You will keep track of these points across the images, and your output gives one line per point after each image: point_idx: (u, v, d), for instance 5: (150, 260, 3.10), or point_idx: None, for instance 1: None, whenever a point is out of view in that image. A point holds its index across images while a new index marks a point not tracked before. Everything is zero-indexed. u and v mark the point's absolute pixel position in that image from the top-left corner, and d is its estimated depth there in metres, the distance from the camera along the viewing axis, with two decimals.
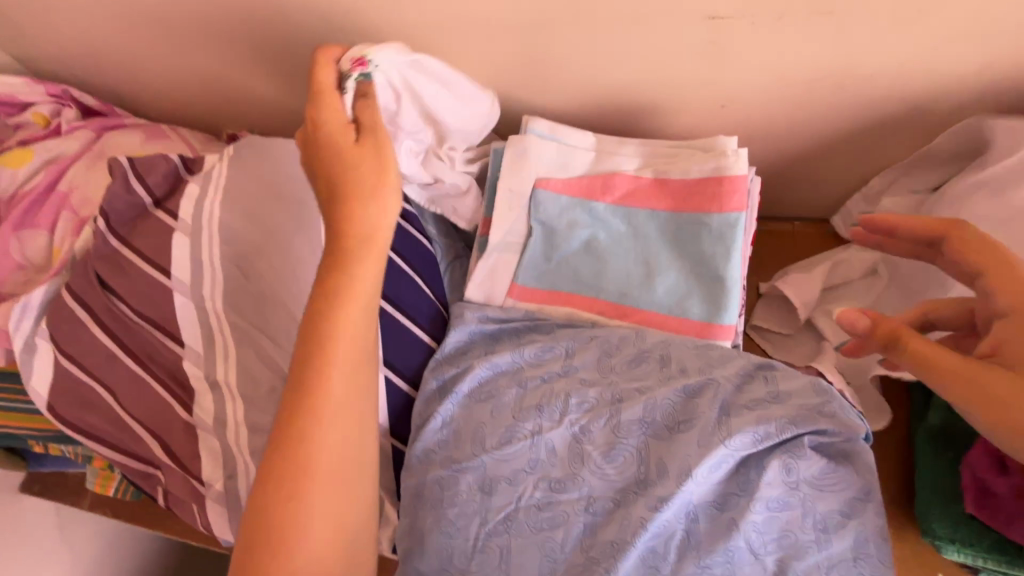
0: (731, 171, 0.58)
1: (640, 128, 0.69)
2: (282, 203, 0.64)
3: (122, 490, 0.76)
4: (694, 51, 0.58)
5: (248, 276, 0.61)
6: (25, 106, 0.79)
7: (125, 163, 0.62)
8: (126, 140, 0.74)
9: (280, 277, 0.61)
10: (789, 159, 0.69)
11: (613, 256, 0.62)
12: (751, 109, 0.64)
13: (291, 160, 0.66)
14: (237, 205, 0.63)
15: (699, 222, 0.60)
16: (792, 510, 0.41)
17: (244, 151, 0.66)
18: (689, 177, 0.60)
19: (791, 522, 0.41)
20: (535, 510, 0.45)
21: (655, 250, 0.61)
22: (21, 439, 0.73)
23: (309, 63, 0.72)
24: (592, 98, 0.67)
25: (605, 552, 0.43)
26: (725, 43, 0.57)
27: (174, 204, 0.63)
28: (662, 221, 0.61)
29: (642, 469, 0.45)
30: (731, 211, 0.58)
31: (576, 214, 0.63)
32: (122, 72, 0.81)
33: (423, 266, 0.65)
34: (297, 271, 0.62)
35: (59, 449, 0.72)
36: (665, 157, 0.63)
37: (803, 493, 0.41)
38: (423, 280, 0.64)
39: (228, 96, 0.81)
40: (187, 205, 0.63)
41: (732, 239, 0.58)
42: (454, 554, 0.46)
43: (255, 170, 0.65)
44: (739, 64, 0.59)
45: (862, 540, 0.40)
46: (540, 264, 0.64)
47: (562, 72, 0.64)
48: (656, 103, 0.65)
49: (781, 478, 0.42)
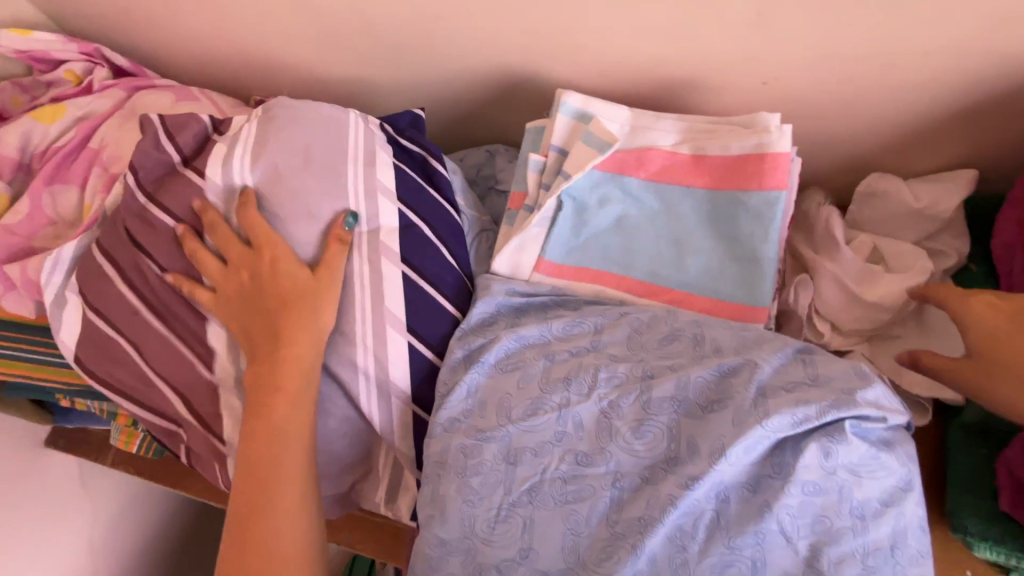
0: (773, 149, 0.56)
1: (676, 103, 0.67)
2: (307, 168, 0.62)
3: (144, 447, 0.78)
4: (742, 22, 0.56)
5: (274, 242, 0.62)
6: (57, 63, 0.79)
7: (156, 123, 0.62)
8: (156, 101, 0.73)
9: (309, 243, 0.62)
10: (831, 142, 0.67)
11: (644, 233, 0.61)
12: (794, 87, 0.61)
13: (318, 124, 0.64)
14: (264, 171, 0.62)
15: (736, 201, 0.57)
16: (831, 495, 0.40)
17: (270, 115, 0.64)
18: (728, 153, 0.57)
19: (829, 506, 0.40)
20: (563, 482, 0.45)
21: (687, 228, 0.59)
22: (49, 392, 0.75)
23: (339, 28, 0.70)
24: (628, 70, 0.65)
25: (631, 528, 0.42)
26: (776, 15, 0.54)
27: (203, 163, 0.63)
28: (697, 199, 0.59)
29: (672, 446, 0.44)
30: (770, 190, 0.56)
31: (608, 190, 0.62)
32: (151, 33, 0.80)
33: (450, 234, 0.65)
34: (325, 239, 0.61)
35: (85, 404, 0.74)
36: (703, 133, 0.61)
37: (840, 477, 0.40)
38: (449, 250, 0.64)
39: (256, 61, 0.80)
40: (214, 164, 0.62)
41: (771, 219, 0.56)
42: (477, 522, 0.46)
43: (281, 136, 0.63)
44: (788, 37, 0.56)
45: (899, 529, 0.39)
46: (569, 237, 0.62)
47: (600, 42, 0.62)
48: (695, 77, 0.63)
49: (820, 460, 0.40)
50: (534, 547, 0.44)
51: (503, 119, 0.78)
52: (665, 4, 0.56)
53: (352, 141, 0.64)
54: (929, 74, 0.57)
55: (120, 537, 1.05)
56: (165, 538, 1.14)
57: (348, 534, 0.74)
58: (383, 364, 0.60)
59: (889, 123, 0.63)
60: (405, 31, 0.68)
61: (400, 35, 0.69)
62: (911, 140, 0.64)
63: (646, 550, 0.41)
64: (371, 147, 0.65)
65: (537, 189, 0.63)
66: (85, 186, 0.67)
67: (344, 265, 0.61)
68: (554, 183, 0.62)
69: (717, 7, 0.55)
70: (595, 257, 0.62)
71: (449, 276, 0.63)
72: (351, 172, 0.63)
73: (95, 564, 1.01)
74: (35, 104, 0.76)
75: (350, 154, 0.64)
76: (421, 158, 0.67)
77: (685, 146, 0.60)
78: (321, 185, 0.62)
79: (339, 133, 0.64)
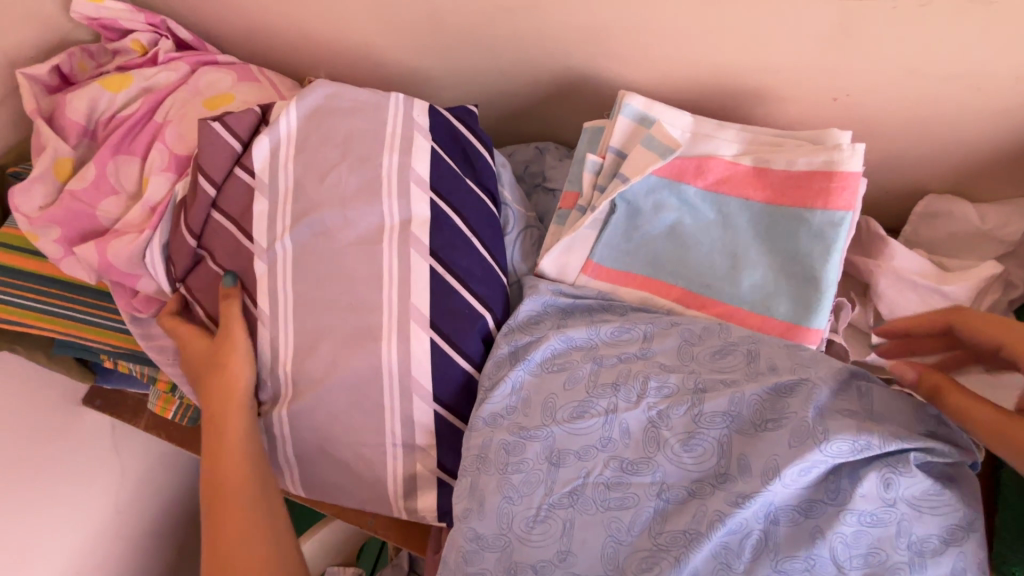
0: (842, 167, 0.54)
1: (737, 115, 0.66)
2: (346, 155, 0.62)
3: (180, 414, 0.80)
4: (821, 34, 0.54)
5: (313, 227, 0.60)
6: (124, 32, 0.80)
7: (209, 121, 0.61)
8: (220, 79, 0.74)
9: (340, 228, 0.60)
10: (896, 166, 0.65)
11: (697, 243, 0.59)
12: (867, 105, 0.60)
13: (359, 114, 0.63)
14: (306, 159, 0.62)
15: (798, 218, 0.56)
16: (888, 527, 0.39)
17: (313, 104, 0.63)
18: (794, 168, 0.56)
19: (885, 538, 0.38)
20: (605, 488, 0.45)
21: (743, 241, 0.58)
22: (93, 352, 0.76)
23: (404, 13, 0.71)
24: (693, 78, 0.64)
25: (674, 541, 0.41)
26: (858, 29, 0.53)
27: (250, 160, 0.62)
28: (756, 212, 0.58)
29: (722, 462, 0.43)
30: (835, 209, 0.54)
31: (663, 196, 0.61)
32: (217, 8, 0.82)
33: (481, 226, 0.62)
34: (354, 225, 0.60)
35: (129, 368, 0.76)
36: (768, 145, 0.59)
37: (899, 511, 0.39)
38: (482, 243, 0.61)
39: (315, 43, 0.81)
40: (263, 162, 0.62)
41: (834, 239, 0.54)
42: (516, 520, 0.46)
43: (324, 126, 0.63)
44: (867, 53, 0.55)
45: (959, 569, 0.38)
46: (620, 242, 0.61)
47: (669, 46, 0.61)
48: (761, 89, 0.62)
49: (880, 491, 0.39)
50: (572, 551, 0.44)
51: (556, 117, 0.77)
52: (743, 10, 0.55)
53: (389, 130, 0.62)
54: (1012, 100, 0.55)
55: (141, 499, 1.07)
56: (182, 505, 1.16)
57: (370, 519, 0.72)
58: (398, 362, 0.58)
59: (961, 149, 0.61)
60: (469, 21, 0.68)
61: (464, 27, 0.69)
62: (981, 168, 0.62)
63: (690, 565, 0.40)
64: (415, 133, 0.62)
65: (592, 191, 0.63)
66: (146, 158, 0.68)
67: (373, 255, 0.59)
68: (609, 185, 0.61)
69: (798, 17, 0.54)
70: (645, 264, 0.61)
71: (477, 273, 0.60)
72: (388, 160, 0.61)
73: (116, 523, 1.03)
74: (101, 71, 0.77)
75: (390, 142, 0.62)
76: (462, 147, 0.64)
77: (747, 158, 0.59)
78: (360, 172, 0.61)
79: (376, 120, 0.63)
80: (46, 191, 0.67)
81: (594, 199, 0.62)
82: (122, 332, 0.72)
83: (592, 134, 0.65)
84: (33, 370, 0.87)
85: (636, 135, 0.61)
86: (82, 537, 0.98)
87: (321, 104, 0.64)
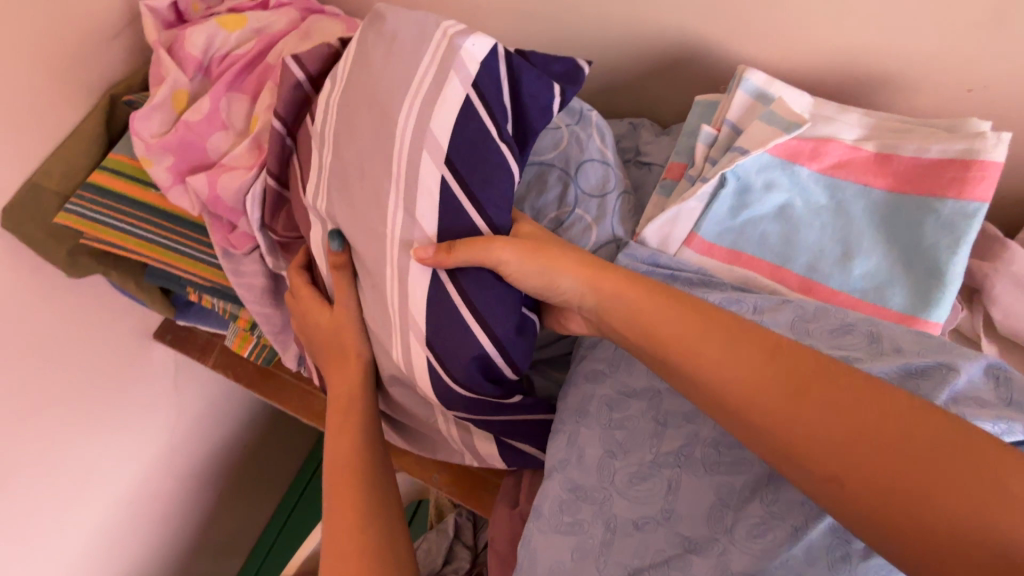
0: (981, 158, 0.52)
1: (854, 103, 0.64)
2: (365, 113, 0.53)
3: (254, 354, 0.81)
4: (970, 20, 0.53)
5: (339, 190, 0.55)
6: None
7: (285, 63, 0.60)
8: (330, 27, 0.74)
9: (360, 198, 0.53)
10: (1017, 170, 0.62)
11: (809, 226, 0.58)
12: (1002, 102, 0.58)
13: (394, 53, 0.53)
14: (342, 109, 0.55)
15: (923, 207, 0.54)
16: None
17: (365, 39, 0.55)
18: (925, 156, 0.54)
19: None
20: (717, 449, 0.44)
21: (860, 227, 0.56)
22: (181, 284, 0.79)
23: None
24: (815, 61, 0.62)
25: (792, 509, 0.40)
26: (1012, 16, 0.51)
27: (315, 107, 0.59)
28: (875, 199, 0.57)
29: None
30: (967, 201, 0.52)
31: (775, 175, 0.59)
32: None
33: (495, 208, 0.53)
34: (372, 194, 0.53)
35: (213, 302, 0.78)
36: (894, 131, 0.57)
37: None
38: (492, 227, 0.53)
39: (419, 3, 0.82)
40: (322, 104, 0.57)
41: (962, 231, 0.52)
42: (615, 473, 0.46)
43: (365, 68, 0.54)
44: (1016, 44, 0.53)
45: None
46: (725, 217, 0.60)
47: (796, 25, 0.60)
48: (889, 77, 0.60)
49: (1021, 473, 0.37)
50: (676, 509, 0.44)
51: (654, 93, 0.76)
52: None
53: (421, 84, 0.52)
54: None
55: (195, 439, 1.11)
56: (229, 449, 1.20)
57: (434, 476, 0.73)
58: (407, 351, 0.54)
59: None
60: None
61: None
62: None
63: (807, 537, 0.38)
64: (451, 90, 0.51)
65: (703, 159, 0.62)
66: (258, 98, 0.69)
67: (377, 237, 0.53)
68: (722, 158, 0.60)
69: (947, 0, 0.52)
70: (750, 242, 0.59)
71: (491, 285, 0.52)
72: (415, 124, 0.51)
73: (170, 458, 1.07)
74: (213, 10, 0.78)
75: (417, 98, 0.52)
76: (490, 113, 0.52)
77: (871, 144, 0.57)
78: (377, 137, 0.52)
79: (415, 55, 0.53)
80: (163, 119, 0.69)
81: (704, 168, 0.61)
82: (212, 266, 0.74)
83: (703, 106, 0.64)
84: (116, 300, 0.90)
85: (756, 109, 0.60)
86: (140, 467, 1.01)
87: (373, 37, 0.55)
